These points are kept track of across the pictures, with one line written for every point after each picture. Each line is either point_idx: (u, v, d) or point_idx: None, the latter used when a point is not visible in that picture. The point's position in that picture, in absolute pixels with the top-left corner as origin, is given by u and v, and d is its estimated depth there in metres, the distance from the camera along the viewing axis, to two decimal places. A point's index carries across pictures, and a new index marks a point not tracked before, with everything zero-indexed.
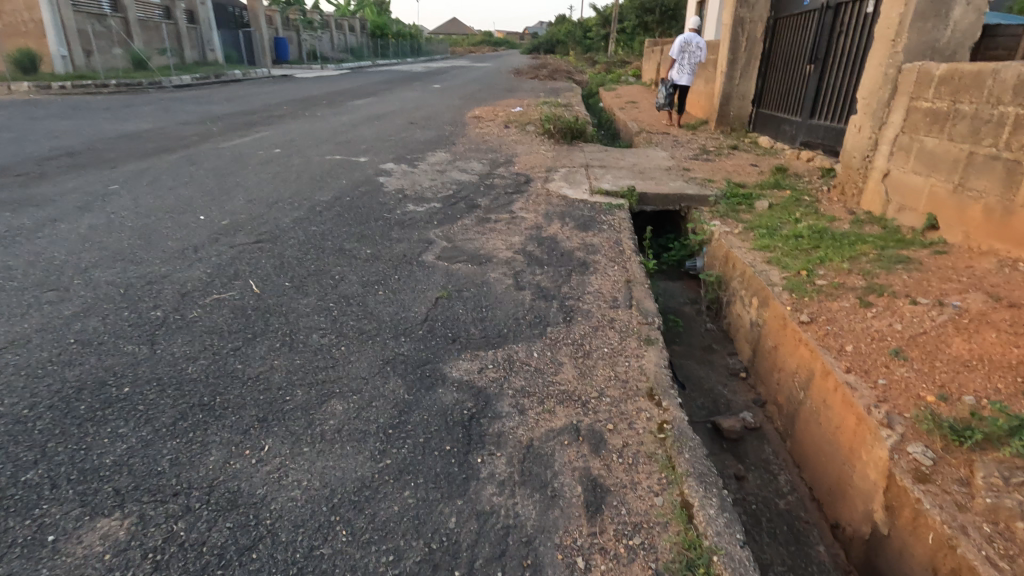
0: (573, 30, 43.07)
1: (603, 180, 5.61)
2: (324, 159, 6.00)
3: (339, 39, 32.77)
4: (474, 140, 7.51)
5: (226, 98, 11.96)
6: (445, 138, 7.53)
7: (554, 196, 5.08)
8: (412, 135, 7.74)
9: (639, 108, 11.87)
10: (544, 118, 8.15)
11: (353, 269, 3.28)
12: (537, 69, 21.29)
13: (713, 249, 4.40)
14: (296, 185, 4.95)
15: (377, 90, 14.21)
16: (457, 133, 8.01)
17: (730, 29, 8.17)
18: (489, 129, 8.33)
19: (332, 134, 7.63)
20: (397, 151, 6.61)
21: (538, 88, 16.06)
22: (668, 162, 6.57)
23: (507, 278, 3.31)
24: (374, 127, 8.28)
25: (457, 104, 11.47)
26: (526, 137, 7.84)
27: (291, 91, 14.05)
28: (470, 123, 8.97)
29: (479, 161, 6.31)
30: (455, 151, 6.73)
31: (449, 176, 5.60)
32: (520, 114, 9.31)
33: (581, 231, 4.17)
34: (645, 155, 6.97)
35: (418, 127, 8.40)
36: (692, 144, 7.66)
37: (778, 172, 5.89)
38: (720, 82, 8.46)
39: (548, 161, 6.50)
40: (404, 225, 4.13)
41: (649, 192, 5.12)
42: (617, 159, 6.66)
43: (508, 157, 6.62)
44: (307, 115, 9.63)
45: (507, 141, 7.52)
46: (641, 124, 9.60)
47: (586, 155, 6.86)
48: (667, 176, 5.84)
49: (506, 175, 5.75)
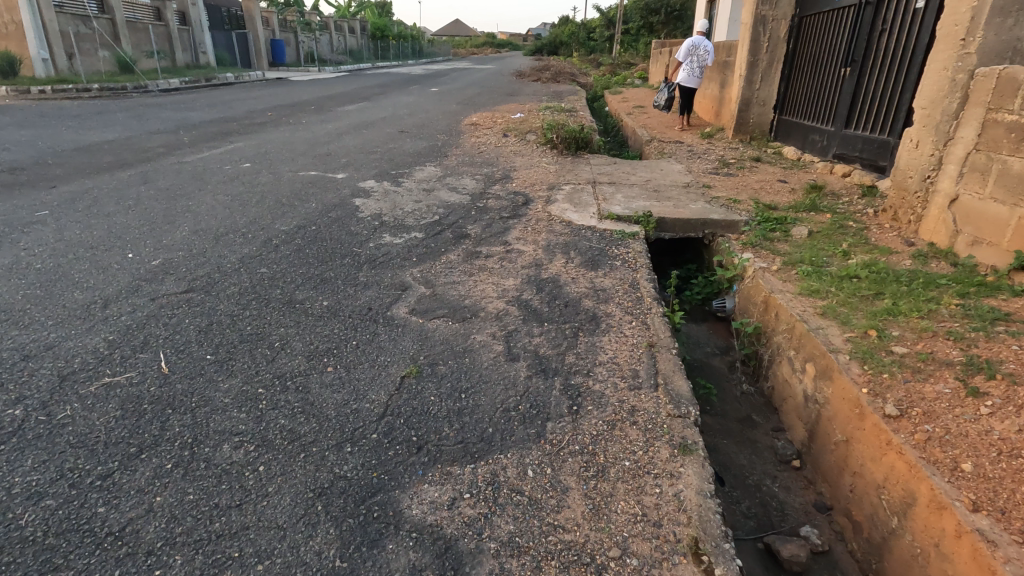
0: (577, 32, 42.44)
1: (613, 200, 4.92)
2: (297, 176, 5.32)
3: (338, 42, 32.16)
4: (469, 152, 6.81)
5: (209, 103, 11.29)
6: (437, 150, 6.84)
7: (557, 220, 4.39)
8: (401, 145, 7.05)
9: (647, 113, 11.14)
10: (545, 126, 7.44)
11: (301, 332, 2.58)
12: (540, 71, 20.56)
13: (747, 289, 3.68)
14: (258, 209, 4.27)
15: (371, 95, 13.53)
16: (451, 143, 7.31)
17: (750, 28, 7.45)
18: (486, 139, 7.64)
19: (314, 145, 6.96)
20: (381, 165, 5.92)
21: (540, 92, 15.35)
22: (685, 177, 5.85)
23: (497, 342, 2.61)
24: (360, 136, 7.59)
25: (454, 110, 10.78)
26: (526, 147, 7.13)
27: (281, 96, 13.38)
28: (466, 131, 8.28)
29: (472, 177, 5.62)
30: (447, 166, 6.04)
31: (437, 196, 4.91)
32: (520, 120, 8.61)
33: (588, 270, 3.47)
34: (658, 168, 6.26)
35: (408, 136, 7.72)
36: (709, 155, 6.95)
37: (813, 190, 5.17)
38: (738, 86, 7.74)
39: (551, 176, 5.80)
40: (377, 263, 3.44)
41: (668, 216, 4.41)
42: (627, 174, 5.95)
43: (506, 172, 5.92)
44: (291, 122, 8.94)
45: (505, 153, 6.83)
46: (651, 131, 8.88)
47: (593, 168, 6.15)
48: (686, 195, 5.13)
49: (502, 194, 5.06)
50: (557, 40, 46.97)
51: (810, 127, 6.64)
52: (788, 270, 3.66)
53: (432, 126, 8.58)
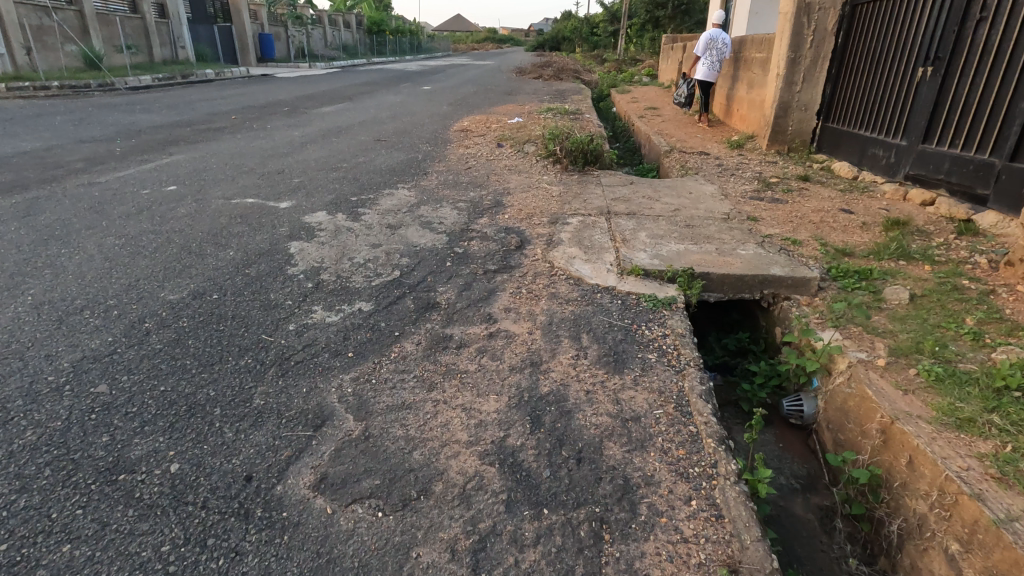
0: (581, 28, 41.13)
1: (635, 240, 3.75)
2: (229, 205, 4.17)
3: (332, 37, 30.88)
4: (454, 167, 5.65)
5: (171, 104, 10.09)
6: (416, 165, 5.67)
7: (561, 275, 3.23)
8: (373, 158, 5.89)
9: (662, 115, 9.94)
10: (547, 136, 6.28)
11: (97, 555, 1.42)
12: (541, 68, 19.28)
13: (840, 395, 2.53)
14: (151, 262, 3.12)
15: (355, 94, 12.31)
16: (434, 155, 6.14)
17: (791, 18, 6.26)
18: (476, 150, 6.47)
19: (268, 158, 5.79)
20: (342, 187, 4.76)
21: (541, 91, 14.10)
22: (720, 203, 4.68)
23: (456, 572, 1.44)
24: (328, 146, 6.42)
25: (444, 112, 9.60)
26: (523, 162, 5.96)
27: (257, 94, 12.21)
28: (454, 139, 7.10)
29: (454, 205, 4.46)
30: (424, 188, 4.86)
31: (405, 234, 3.74)
32: (518, 127, 7.44)
33: (609, 376, 2.31)
34: (685, 190, 5.10)
35: (386, 146, 6.55)
36: (744, 172, 5.77)
37: (893, 227, 4.00)
38: (775, 87, 6.56)
39: (552, 203, 4.63)
40: (291, 363, 2.29)
41: (713, 270, 3.24)
42: (648, 199, 4.78)
43: (497, 197, 4.75)
44: (253, 128, 7.77)
45: (497, 169, 5.66)
46: (669, 139, 7.71)
47: (605, 191, 4.98)
48: (729, 233, 3.96)
49: (490, 232, 3.90)
50: (559, 35, 45.62)
51: (870, 139, 5.47)
52: (902, 365, 2.50)
53: (416, 133, 7.41)
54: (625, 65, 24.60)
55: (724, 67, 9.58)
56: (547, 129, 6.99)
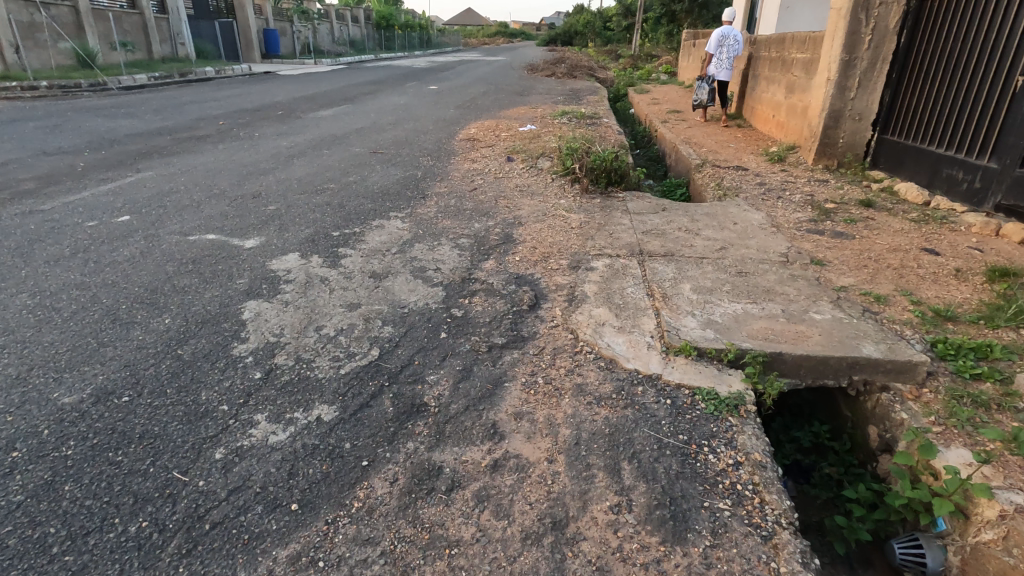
0: (594, 22, 40.13)
1: (678, 297, 3.00)
2: (184, 244, 3.48)
3: (340, 32, 30.21)
4: (458, 189, 4.92)
5: (159, 107, 9.46)
6: (414, 185, 4.94)
7: (589, 355, 2.50)
8: (365, 176, 5.17)
9: (687, 121, 9.12)
10: (564, 150, 5.52)
11: None
12: (555, 65, 18.40)
13: (997, 564, 1.78)
14: (58, 337, 2.43)
15: (357, 95, 11.59)
16: (436, 173, 5.41)
17: (847, 14, 5.45)
18: (484, 166, 5.72)
19: (246, 176, 5.11)
20: (323, 218, 4.06)
21: (554, 91, 13.29)
22: (773, 239, 3.91)
23: None
24: (316, 160, 5.72)
25: (450, 117, 8.86)
26: (536, 181, 5.21)
27: (254, 95, 11.54)
28: (460, 151, 6.37)
29: (455, 242, 3.73)
30: (420, 219, 4.13)
31: (391, 288, 3.01)
32: (531, 137, 6.69)
33: (668, 554, 1.58)
34: (727, 220, 4.33)
35: (382, 160, 5.83)
36: (793, 195, 4.99)
37: (1000, 278, 3.22)
38: (825, 94, 5.75)
39: (572, 238, 3.89)
40: (202, 530, 1.58)
41: (786, 348, 2.49)
42: (685, 232, 4.03)
43: (506, 230, 4.02)
44: (239, 137, 7.10)
45: (507, 191, 4.92)
46: (699, 150, 6.92)
47: (633, 221, 4.23)
48: (793, 285, 3.20)
49: (497, 283, 3.16)
50: (572, 30, 44.54)
51: (946, 157, 4.70)
52: None
53: (418, 143, 6.69)
54: (641, 61, 23.64)
55: (755, 67, 8.73)
56: (564, 140, 6.24)
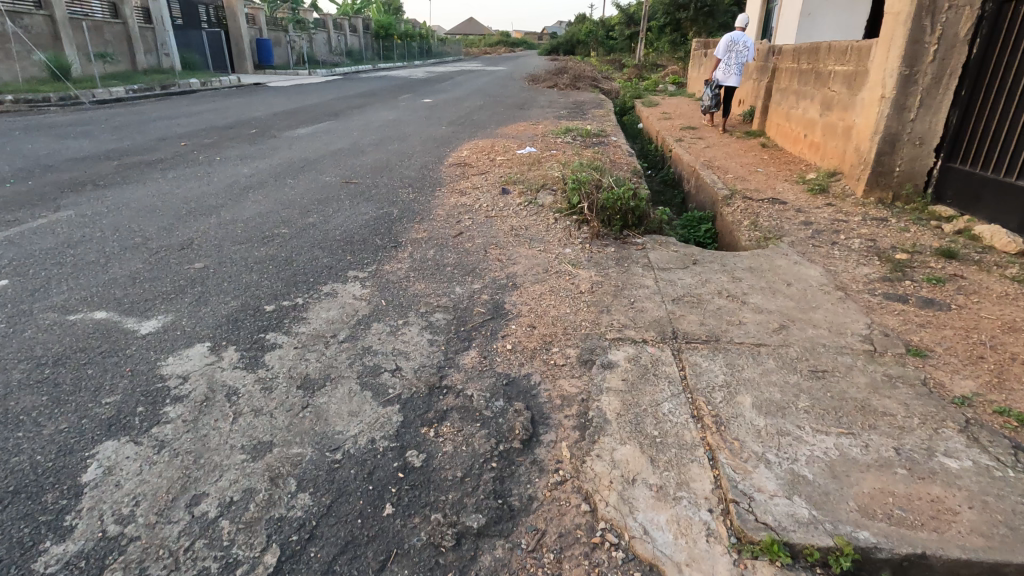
0: (596, 31, 39.52)
1: (738, 422, 2.08)
2: (58, 327, 2.58)
3: (337, 41, 29.51)
4: (439, 234, 4.03)
5: (121, 124, 8.60)
6: (386, 230, 4.05)
7: (616, 552, 1.58)
8: (328, 216, 4.29)
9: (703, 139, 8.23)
10: (568, 181, 4.63)
11: None
12: (557, 76, 17.56)
13: None
14: None
15: (344, 109, 10.75)
16: (415, 211, 4.53)
17: (907, 20, 4.57)
18: (474, 200, 4.82)
19: (184, 216, 4.23)
20: (261, 281, 3.16)
21: (556, 104, 12.46)
22: (843, 310, 3.00)
23: None
24: (275, 193, 4.84)
25: (442, 135, 7.99)
26: (535, 221, 4.32)
27: (232, 110, 10.69)
28: (447, 179, 5.49)
29: (426, 319, 2.82)
30: (386, 280, 3.23)
31: (323, 409, 2.10)
32: (529, 161, 5.81)
33: None
34: (777, 280, 3.41)
35: (354, 192, 4.96)
36: (850, 241, 4.08)
37: None
38: (880, 114, 4.85)
39: (581, 310, 2.99)
40: None
41: (930, 545, 1.57)
42: (727, 299, 3.12)
43: (496, 298, 3.12)
44: (198, 161, 6.22)
45: (500, 236, 4.02)
46: (724, 177, 6.02)
47: (658, 282, 3.33)
48: (894, 396, 2.28)
49: (478, 394, 2.24)
50: (575, 39, 43.90)
51: None
52: None
53: (399, 169, 5.82)
54: (646, 72, 22.85)
55: (779, 80, 7.84)
56: (568, 167, 5.34)
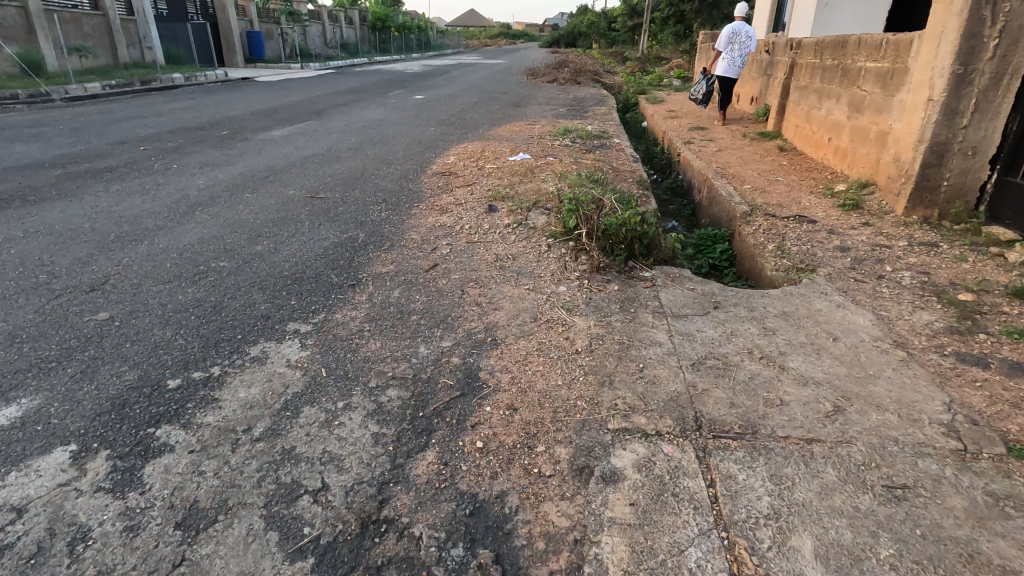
0: (598, 23, 38.70)
1: None
2: None
3: (332, 33, 28.78)
4: (408, 266, 3.39)
5: (83, 124, 7.94)
6: (346, 262, 3.41)
7: None
8: (280, 243, 3.64)
9: (714, 142, 7.57)
10: (565, 199, 3.99)
11: None
12: (557, 70, 16.81)
13: None
14: None
15: (328, 106, 10.09)
16: (385, 235, 3.88)
17: (962, 9, 3.90)
18: (456, 220, 4.17)
19: (111, 243, 3.59)
20: (175, 339, 2.52)
21: (555, 101, 11.78)
22: (911, 382, 2.35)
23: None
24: (226, 212, 4.20)
25: (429, 137, 7.33)
26: (525, 247, 3.68)
27: (208, 107, 10.02)
28: (428, 192, 4.85)
29: (375, 398, 2.18)
30: (333, 337, 2.59)
31: (202, 572, 1.48)
32: (522, 171, 5.16)
33: None
34: (819, 332, 2.76)
35: (318, 210, 4.32)
36: (898, 275, 3.43)
37: None
38: (927, 120, 4.18)
39: (575, 382, 2.35)
40: None
41: None
42: (761, 365, 2.47)
43: (469, 362, 2.48)
44: (152, 169, 5.58)
45: (482, 270, 3.38)
46: (741, 189, 5.36)
47: (671, 337, 2.68)
48: (1010, 537, 1.63)
49: (428, 535, 1.61)
50: (576, 31, 43.09)
51: None
52: None
53: (375, 180, 5.18)
54: (650, 66, 22.06)
55: (798, 76, 7.14)
56: (565, 179, 4.68)
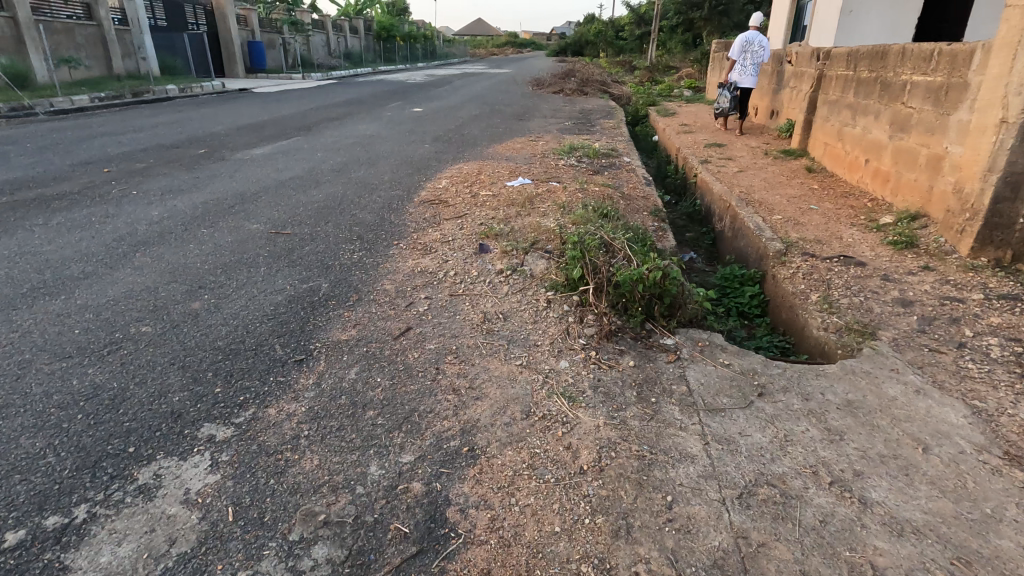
0: (604, 32, 38.29)
1: None
2: None
3: (336, 43, 28.46)
4: (375, 330, 2.76)
5: (51, 142, 7.39)
6: (299, 325, 2.79)
7: None
8: (224, 297, 3.02)
9: (734, 161, 6.92)
10: (569, 240, 3.35)
11: None
12: (563, 80, 16.23)
13: None
14: None
15: (320, 120, 9.54)
16: (353, 284, 3.25)
17: None
18: (440, 264, 3.55)
19: (20, 297, 2.99)
20: (41, 455, 1.88)
21: (560, 113, 11.19)
22: None
23: None
24: (172, 255, 3.59)
25: (421, 156, 6.73)
26: (520, 303, 3.04)
27: (192, 122, 9.48)
28: (411, 226, 4.24)
29: (293, 564, 1.54)
30: (256, 449, 1.94)
31: None
32: (520, 200, 4.53)
33: None
34: (902, 437, 2.09)
35: (280, 250, 3.70)
36: (983, 343, 2.76)
37: None
38: (999, 146, 3.51)
39: (579, 529, 1.69)
40: None
41: None
42: (834, 498, 1.81)
43: (436, 490, 1.83)
44: (107, 196, 5.00)
45: (465, 337, 2.74)
46: (770, 219, 4.70)
47: (708, 447, 2.02)
48: None
49: None
50: (583, 41, 42.72)
51: None
52: None
53: (353, 210, 4.56)
54: (659, 75, 21.46)
55: (828, 89, 6.48)
56: (570, 212, 4.05)
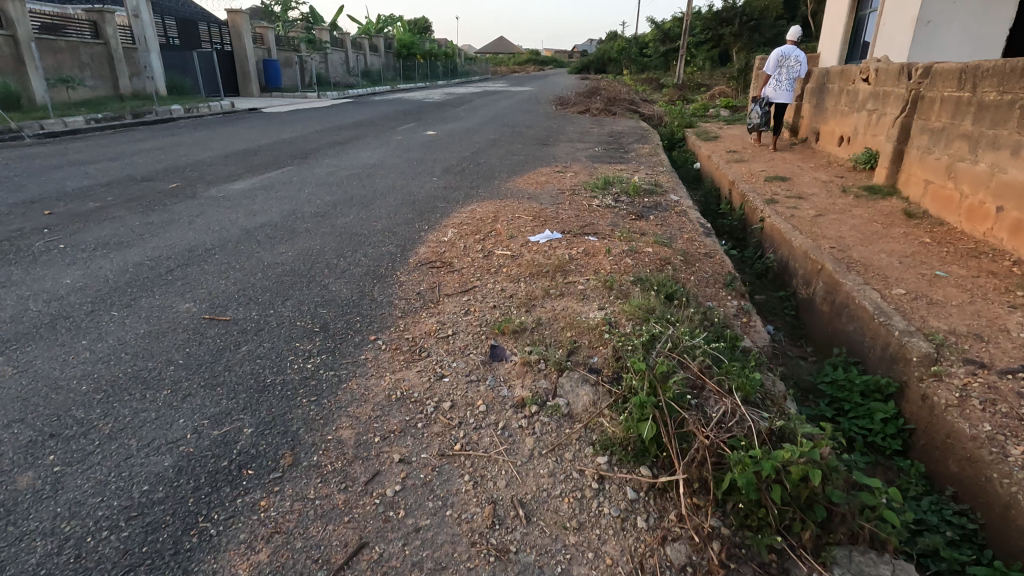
0: (628, 49, 37.38)
1: None
2: None
3: (355, 61, 27.93)
4: (298, 549, 1.59)
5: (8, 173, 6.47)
6: (175, 536, 1.63)
7: None
8: (77, 461, 1.89)
9: (806, 200, 5.69)
10: (631, 361, 2.16)
11: None
12: (589, 100, 15.15)
13: None
14: None
15: (320, 146, 8.55)
16: (291, 428, 2.09)
17: None
18: (430, 383, 2.38)
19: None
20: None
21: (588, 137, 10.07)
22: None
23: None
24: (43, 363, 2.48)
25: (426, 194, 5.63)
26: (554, 479, 1.85)
27: (180, 147, 8.56)
28: (397, 307, 3.10)
29: None
30: None
31: None
32: (548, 266, 3.37)
33: None
34: None
35: (204, 353, 2.58)
36: None
37: None
38: None
39: None
40: None
41: None
42: None
43: None
44: (25, 250, 3.97)
45: (457, 569, 1.55)
46: (889, 294, 3.45)
47: None
48: None
49: None
50: (606, 58, 41.87)
51: None
52: None
53: (324, 279, 3.44)
54: (689, 94, 20.30)
55: (929, 114, 5.22)
56: (619, 293, 2.86)
